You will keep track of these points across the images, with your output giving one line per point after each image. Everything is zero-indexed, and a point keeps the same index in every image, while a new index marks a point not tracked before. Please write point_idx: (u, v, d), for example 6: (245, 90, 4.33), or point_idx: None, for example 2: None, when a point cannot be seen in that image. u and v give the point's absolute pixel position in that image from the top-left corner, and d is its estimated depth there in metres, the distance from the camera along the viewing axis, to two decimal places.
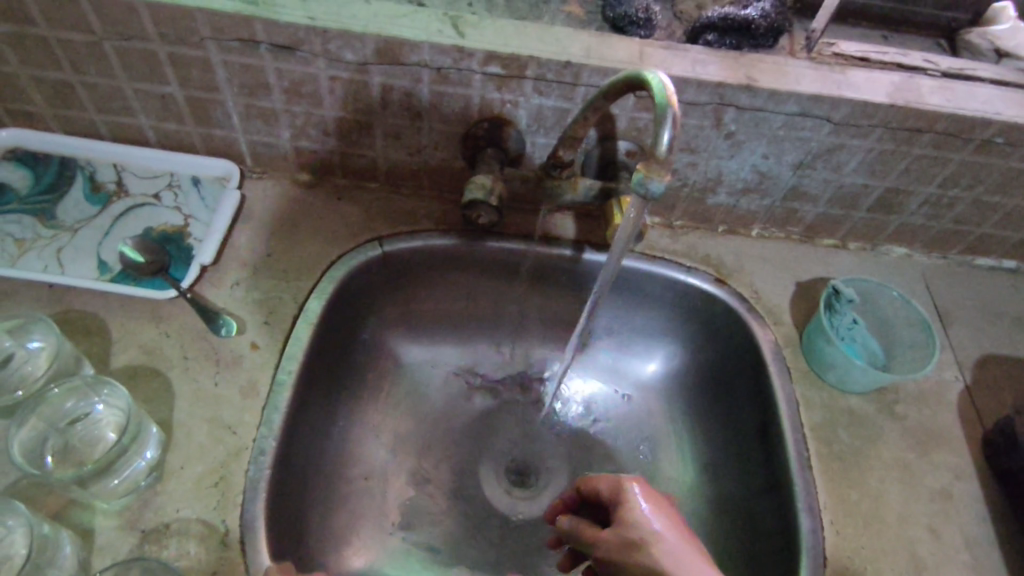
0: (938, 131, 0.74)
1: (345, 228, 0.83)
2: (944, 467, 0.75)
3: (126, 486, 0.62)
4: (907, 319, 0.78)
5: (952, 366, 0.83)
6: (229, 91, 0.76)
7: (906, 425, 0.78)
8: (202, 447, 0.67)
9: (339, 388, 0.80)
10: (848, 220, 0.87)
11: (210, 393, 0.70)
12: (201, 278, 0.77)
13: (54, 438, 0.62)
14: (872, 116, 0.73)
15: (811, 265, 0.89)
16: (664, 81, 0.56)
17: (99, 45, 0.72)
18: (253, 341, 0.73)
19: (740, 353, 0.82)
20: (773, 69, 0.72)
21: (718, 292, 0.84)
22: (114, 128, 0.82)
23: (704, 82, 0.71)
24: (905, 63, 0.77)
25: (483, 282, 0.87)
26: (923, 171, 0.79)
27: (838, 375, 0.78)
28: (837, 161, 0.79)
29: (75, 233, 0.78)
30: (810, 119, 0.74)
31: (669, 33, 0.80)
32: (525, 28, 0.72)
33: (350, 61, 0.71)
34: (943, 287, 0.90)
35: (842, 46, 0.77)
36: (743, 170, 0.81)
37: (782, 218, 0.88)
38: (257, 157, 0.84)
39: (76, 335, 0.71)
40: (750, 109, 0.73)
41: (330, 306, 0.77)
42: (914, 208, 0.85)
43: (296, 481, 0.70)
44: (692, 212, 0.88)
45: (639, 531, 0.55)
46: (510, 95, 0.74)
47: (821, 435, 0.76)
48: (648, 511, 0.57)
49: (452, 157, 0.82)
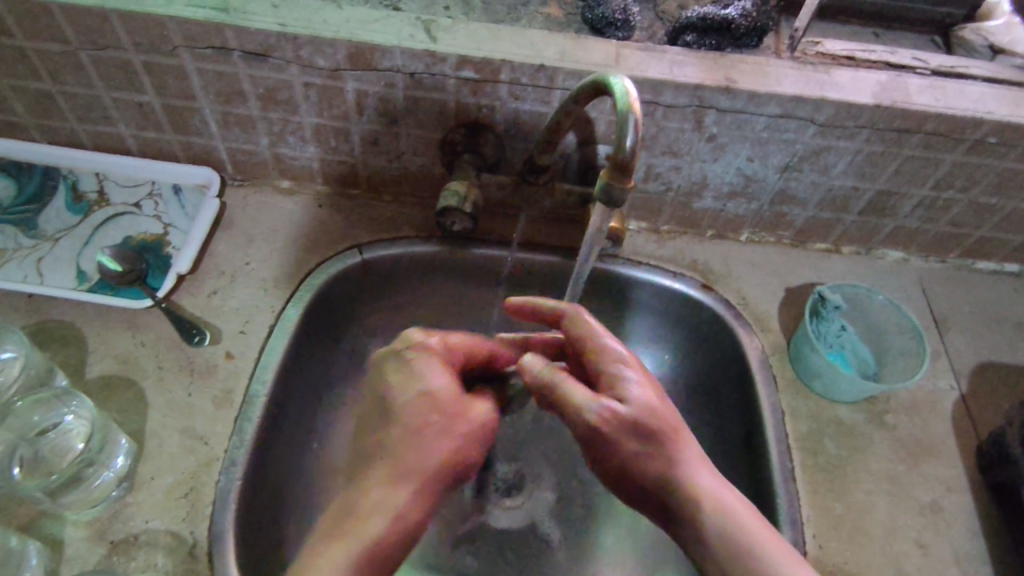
0: (926, 131, 0.72)
1: (325, 235, 0.83)
2: (935, 480, 0.73)
3: (94, 496, 0.62)
4: (899, 325, 0.76)
5: (948, 374, 0.80)
6: (206, 99, 0.76)
7: (897, 435, 0.75)
8: (173, 457, 0.66)
9: (318, 397, 0.79)
10: (840, 223, 0.85)
11: (183, 403, 0.69)
12: (178, 287, 0.77)
13: (24, 449, 0.62)
14: (857, 117, 0.71)
15: (802, 270, 0.87)
16: (627, 87, 0.55)
17: (75, 55, 0.72)
18: (228, 349, 0.73)
19: (727, 359, 0.81)
20: (753, 70, 0.71)
21: (705, 298, 0.82)
22: (96, 137, 0.82)
23: (681, 84, 0.69)
24: (894, 62, 0.75)
25: (466, 289, 0.86)
26: (914, 173, 0.77)
27: (825, 385, 0.76)
28: (825, 163, 0.77)
29: (56, 243, 0.79)
30: (793, 120, 0.72)
31: (649, 35, 0.78)
32: (499, 32, 0.71)
33: (323, 67, 0.71)
34: (940, 292, 0.87)
35: (827, 44, 0.75)
36: (728, 174, 0.79)
37: (771, 222, 0.86)
38: (238, 165, 0.84)
39: (53, 345, 0.72)
40: (730, 111, 0.71)
41: (307, 315, 0.77)
42: (907, 211, 0.82)
43: (272, 492, 0.69)
44: (679, 216, 0.86)
45: (660, 424, 0.56)
46: (486, 99, 0.73)
47: (807, 446, 0.74)
48: (659, 402, 0.57)
49: (432, 163, 0.81)
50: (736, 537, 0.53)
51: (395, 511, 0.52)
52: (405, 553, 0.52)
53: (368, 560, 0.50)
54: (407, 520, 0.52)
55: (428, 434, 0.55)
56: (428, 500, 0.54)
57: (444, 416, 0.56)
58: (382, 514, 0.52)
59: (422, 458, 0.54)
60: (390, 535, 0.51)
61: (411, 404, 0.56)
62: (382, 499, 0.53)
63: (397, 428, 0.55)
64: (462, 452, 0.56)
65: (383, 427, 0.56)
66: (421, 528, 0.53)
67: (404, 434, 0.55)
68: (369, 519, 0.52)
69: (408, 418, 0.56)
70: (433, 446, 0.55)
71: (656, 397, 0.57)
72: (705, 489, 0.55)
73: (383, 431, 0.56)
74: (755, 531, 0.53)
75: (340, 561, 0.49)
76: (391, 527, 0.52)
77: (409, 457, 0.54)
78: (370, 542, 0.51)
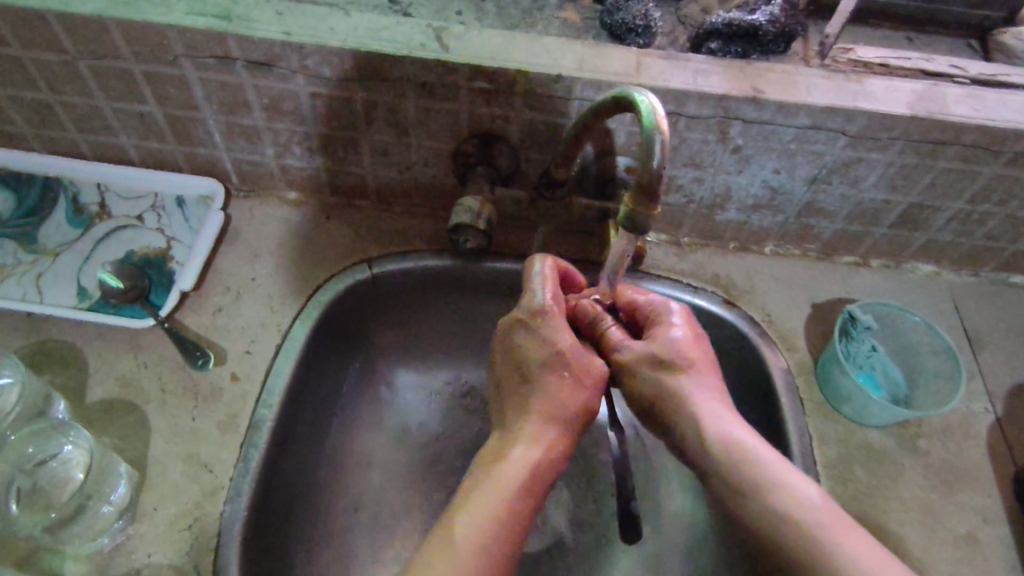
0: (964, 143, 0.68)
1: (332, 249, 0.80)
2: (970, 509, 0.70)
3: (95, 529, 0.60)
4: (932, 347, 0.72)
5: (982, 396, 0.77)
6: (209, 109, 0.73)
7: (929, 461, 0.72)
8: (176, 485, 0.64)
9: (326, 417, 0.77)
10: (869, 237, 0.82)
11: (187, 428, 0.67)
12: (182, 304, 0.74)
13: (21, 479, 0.60)
14: (892, 129, 0.67)
15: (828, 284, 0.83)
16: (653, 104, 0.51)
17: (72, 64, 0.69)
18: (233, 371, 0.71)
19: (751, 379, 0.78)
20: (782, 79, 0.67)
21: (728, 315, 0.79)
22: (97, 148, 0.79)
23: (706, 94, 0.65)
24: (930, 69, 0.71)
25: (480, 303, 0.83)
26: (950, 185, 0.73)
27: (854, 409, 0.72)
28: (855, 176, 0.73)
29: (56, 258, 0.77)
30: (824, 132, 0.68)
31: (671, 40, 0.74)
32: (513, 39, 0.67)
33: (330, 77, 0.68)
34: (973, 308, 0.84)
35: (859, 51, 0.71)
36: (753, 186, 0.76)
37: (797, 234, 0.82)
38: (243, 176, 0.81)
39: (53, 367, 0.69)
40: (758, 122, 0.68)
41: (315, 333, 0.74)
42: (940, 224, 0.78)
43: (279, 520, 0.67)
44: (700, 229, 0.83)
45: (675, 353, 0.62)
46: (500, 110, 0.69)
47: (835, 473, 0.71)
48: (682, 337, 0.63)
49: (444, 174, 0.78)
50: (737, 451, 0.56)
51: (546, 452, 0.58)
52: (549, 487, 0.58)
53: (521, 497, 0.55)
54: (553, 459, 0.58)
55: (565, 387, 0.61)
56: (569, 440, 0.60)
57: (579, 370, 0.61)
58: (536, 449, 0.58)
59: (564, 409, 0.60)
60: (536, 475, 0.57)
61: (562, 356, 0.61)
62: (536, 442, 0.58)
63: (541, 381, 0.61)
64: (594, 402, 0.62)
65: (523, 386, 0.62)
66: (561, 466, 0.59)
67: (552, 387, 0.61)
68: (525, 459, 0.57)
69: (551, 379, 0.61)
70: (572, 397, 0.61)
71: (678, 333, 0.63)
72: (716, 412, 0.59)
73: (523, 376, 0.62)
74: (759, 451, 0.56)
75: (497, 500, 0.55)
76: (534, 470, 0.57)
77: (554, 409, 0.60)
78: (518, 481, 0.56)
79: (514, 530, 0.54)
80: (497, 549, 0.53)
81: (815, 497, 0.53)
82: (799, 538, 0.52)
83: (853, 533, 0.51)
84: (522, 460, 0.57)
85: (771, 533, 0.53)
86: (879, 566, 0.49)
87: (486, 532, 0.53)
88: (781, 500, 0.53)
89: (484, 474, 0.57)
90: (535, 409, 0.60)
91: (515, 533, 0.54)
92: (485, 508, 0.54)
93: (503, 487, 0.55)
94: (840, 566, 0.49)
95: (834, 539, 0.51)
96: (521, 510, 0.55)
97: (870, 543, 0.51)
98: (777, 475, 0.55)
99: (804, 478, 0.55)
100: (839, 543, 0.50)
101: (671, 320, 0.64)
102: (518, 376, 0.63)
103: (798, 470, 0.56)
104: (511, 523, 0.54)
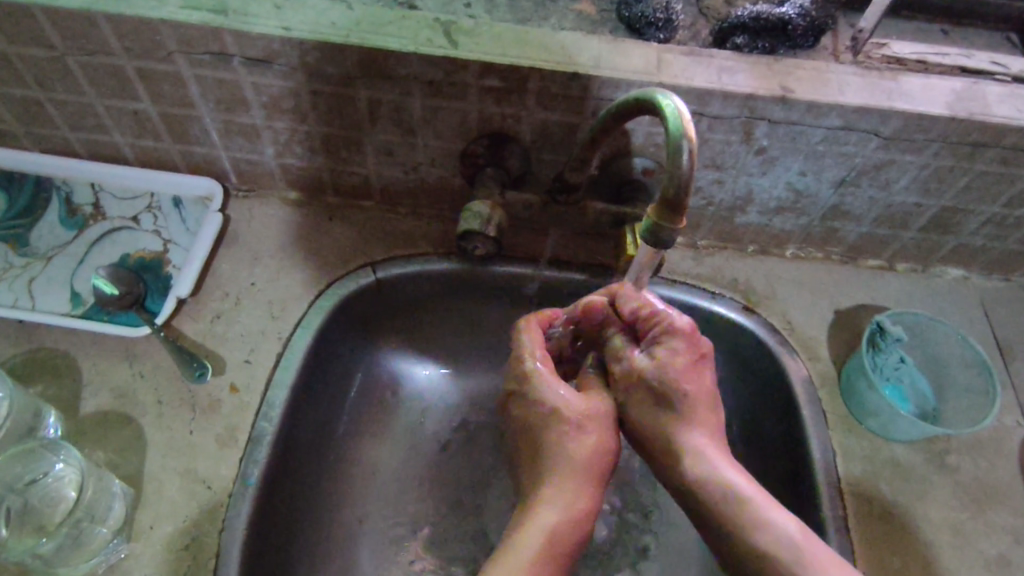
0: (1005, 146, 0.64)
1: (336, 251, 0.77)
2: (1002, 530, 0.67)
3: (89, 551, 0.57)
4: (963, 359, 0.70)
5: (1013, 409, 0.74)
6: (205, 106, 0.69)
7: (959, 479, 0.69)
8: (174, 503, 0.61)
9: (330, 426, 0.74)
10: (896, 240, 0.78)
11: (185, 442, 0.64)
12: (178, 311, 0.71)
13: (11, 501, 0.57)
14: (928, 131, 0.63)
15: (852, 290, 0.80)
16: (680, 108, 0.47)
17: (62, 60, 0.65)
18: (232, 381, 0.68)
19: (771, 390, 0.74)
20: (812, 76, 0.63)
21: (747, 321, 0.76)
22: (90, 146, 0.76)
23: (731, 94, 0.61)
24: (969, 66, 0.67)
25: (488, 308, 0.80)
26: (986, 189, 0.69)
27: (880, 424, 0.69)
28: (886, 179, 0.69)
29: (49, 262, 0.74)
30: (855, 133, 0.64)
31: (693, 34, 0.70)
32: (526, 34, 0.63)
33: (332, 75, 0.64)
34: (1004, 315, 0.80)
35: (894, 47, 0.68)
36: (777, 188, 0.72)
37: (821, 238, 0.79)
38: (242, 175, 0.78)
39: (45, 377, 0.67)
40: (785, 123, 0.64)
41: (317, 341, 0.71)
42: (973, 228, 0.75)
43: (280, 538, 0.64)
44: (719, 231, 0.79)
45: (671, 388, 0.57)
46: (511, 109, 0.66)
47: (861, 491, 0.68)
48: (681, 368, 0.57)
49: (451, 174, 0.74)
50: (724, 497, 0.53)
51: (569, 519, 0.55)
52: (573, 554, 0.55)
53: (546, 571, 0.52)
54: (575, 524, 0.55)
55: (576, 437, 0.58)
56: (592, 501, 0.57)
57: (582, 419, 0.59)
58: (556, 514, 0.55)
59: (581, 468, 0.57)
60: (559, 545, 0.54)
61: (570, 416, 0.59)
62: (556, 507, 0.55)
63: (552, 437, 0.58)
64: (610, 454, 0.59)
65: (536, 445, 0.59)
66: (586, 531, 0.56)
67: (564, 441, 0.58)
68: (547, 530, 0.54)
69: (565, 439, 0.58)
70: (584, 447, 0.58)
71: (678, 362, 0.57)
72: (705, 453, 0.55)
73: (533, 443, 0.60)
74: (748, 494, 0.53)
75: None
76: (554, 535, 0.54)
77: (571, 472, 0.57)
78: (541, 553, 0.53)
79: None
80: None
81: (802, 541, 0.51)
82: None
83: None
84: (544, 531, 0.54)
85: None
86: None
87: None
88: (767, 548, 0.51)
89: (506, 548, 0.53)
90: (551, 475, 0.57)
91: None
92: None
93: (526, 562, 0.52)
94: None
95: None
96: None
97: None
98: (766, 521, 0.52)
99: (794, 521, 0.52)
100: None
101: (673, 340, 0.57)
102: (529, 443, 0.60)
103: (789, 513, 0.53)
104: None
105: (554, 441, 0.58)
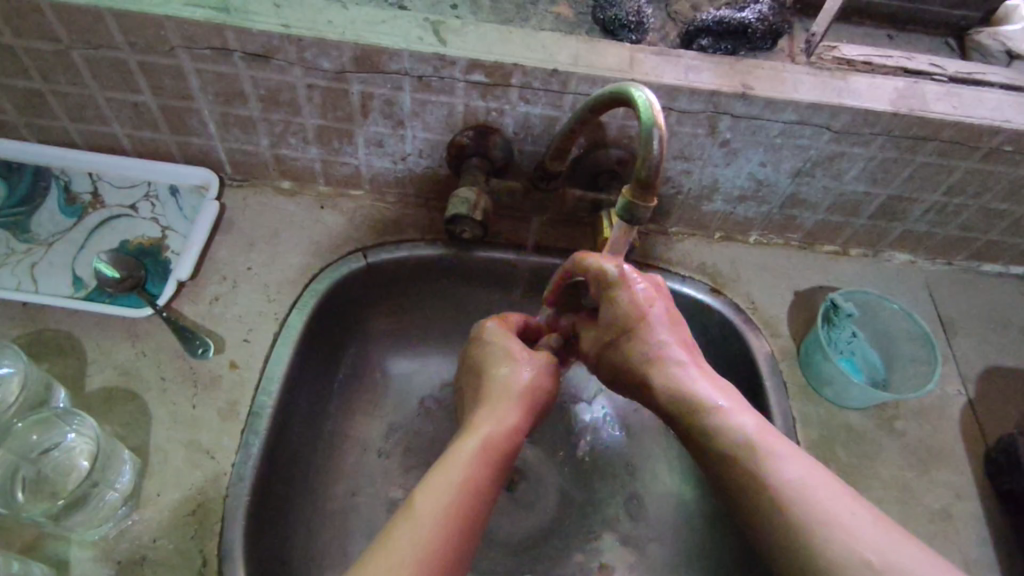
0: (943, 139, 0.71)
1: (328, 239, 0.81)
2: (944, 487, 0.74)
3: (102, 515, 0.60)
4: (909, 333, 0.77)
5: (955, 380, 0.81)
6: (205, 100, 0.73)
7: (905, 442, 0.76)
8: (179, 471, 0.65)
9: (324, 401, 0.78)
10: (849, 227, 0.85)
11: (188, 415, 0.68)
12: (178, 294, 0.75)
13: (26, 468, 0.62)
14: (875, 125, 0.70)
15: (809, 273, 0.87)
16: (650, 100, 0.53)
17: (67, 54, 0.68)
18: (232, 358, 0.72)
19: (737, 365, 0.80)
20: (770, 75, 0.69)
21: (714, 302, 0.82)
22: (88, 137, 0.79)
23: (697, 90, 0.67)
24: (911, 67, 0.74)
25: (474, 291, 0.85)
26: (927, 179, 0.76)
27: (835, 392, 0.76)
28: (838, 169, 0.75)
29: (50, 247, 0.77)
30: (809, 127, 0.70)
31: (662, 35, 0.76)
32: (510, 34, 0.68)
33: (328, 70, 0.68)
34: (947, 294, 0.88)
35: (843, 49, 0.74)
36: (740, 178, 0.78)
37: (780, 224, 0.85)
38: (237, 165, 0.82)
39: (51, 356, 0.70)
40: (746, 117, 0.70)
41: (312, 320, 0.76)
42: (918, 215, 0.82)
43: (280, 503, 0.68)
44: (687, 218, 0.85)
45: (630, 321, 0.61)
46: (496, 103, 0.71)
47: (818, 454, 0.74)
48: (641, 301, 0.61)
49: (437, 165, 0.79)
50: (688, 406, 0.57)
51: (504, 427, 0.60)
52: (510, 459, 0.59)
53: (483, 462, 0.56)
54: (510, 432, 0.59)
55: (514, 371, 0.65)
56: (526, 419, 0.62)
57: (527, 363, 0.66)
58: (493, 424, 0.59)
59: (514, 395, 0.63)
60: (496, 441, 0.58)
61: (511, 357, 0.66)
62: (494, 420, 0.60)
63: (494, 374, 0.65)
64: (546, 388, 0.65)
65: (483, 384, 0.65)
66: (518, 446, 0.60)
67: (503, 375, 0.65)
68: (486, 435, 0.58)
69: (500, 373, 0.65)
70: (521, 377, 0.64)
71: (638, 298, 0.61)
72: (676, 373, 0.59)
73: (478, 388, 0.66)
74: (712, 401, 0.57)
75: (457, 473, 0.54)
76: (487, 441, 0.58)
77: (506, 394, 0.63)
78: (475, 453, 0.56)
79: (476, 490, 0.54)
80: (460, 508, 0.52)
81: (758, 433, 0.53)
82: (737, 472, 0.52)
83: (796, 462, 0.51)
84: (483, 431, 0.58)
85: (721, 478, 0.54)
86: (817, 485, 0.50)
87: (447, 507, 0.52)
88: (724, 445, 0.54)
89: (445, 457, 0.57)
90: (488, 401, 0.63)
91: (479, 493, 0.54)
92: (448, 478, 0.54)
93: (466, 457, 0.56)
94: (775, 493, 0.50)
95: (770, 465, 0.51)
96: (486, 476, 0.56)
97: (813, 471, 0.51)
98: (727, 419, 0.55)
99: (754, 420, 0.55)
100: (774, 470, 0.51)
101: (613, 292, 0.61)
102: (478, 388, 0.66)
103: (753, 414, 0.56)
104: (475, 489, 0.54)
105: (493, 373, 0.65)
